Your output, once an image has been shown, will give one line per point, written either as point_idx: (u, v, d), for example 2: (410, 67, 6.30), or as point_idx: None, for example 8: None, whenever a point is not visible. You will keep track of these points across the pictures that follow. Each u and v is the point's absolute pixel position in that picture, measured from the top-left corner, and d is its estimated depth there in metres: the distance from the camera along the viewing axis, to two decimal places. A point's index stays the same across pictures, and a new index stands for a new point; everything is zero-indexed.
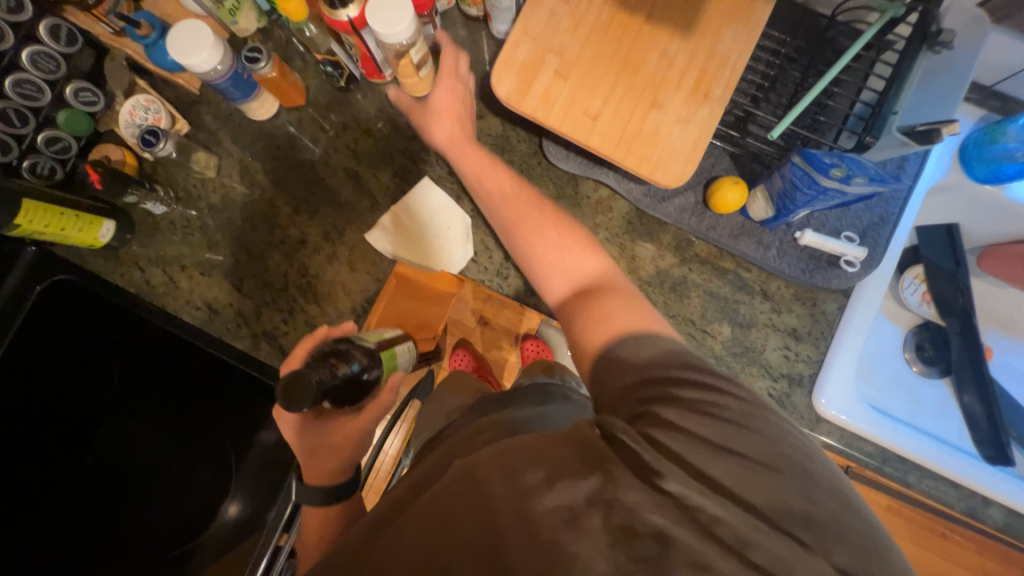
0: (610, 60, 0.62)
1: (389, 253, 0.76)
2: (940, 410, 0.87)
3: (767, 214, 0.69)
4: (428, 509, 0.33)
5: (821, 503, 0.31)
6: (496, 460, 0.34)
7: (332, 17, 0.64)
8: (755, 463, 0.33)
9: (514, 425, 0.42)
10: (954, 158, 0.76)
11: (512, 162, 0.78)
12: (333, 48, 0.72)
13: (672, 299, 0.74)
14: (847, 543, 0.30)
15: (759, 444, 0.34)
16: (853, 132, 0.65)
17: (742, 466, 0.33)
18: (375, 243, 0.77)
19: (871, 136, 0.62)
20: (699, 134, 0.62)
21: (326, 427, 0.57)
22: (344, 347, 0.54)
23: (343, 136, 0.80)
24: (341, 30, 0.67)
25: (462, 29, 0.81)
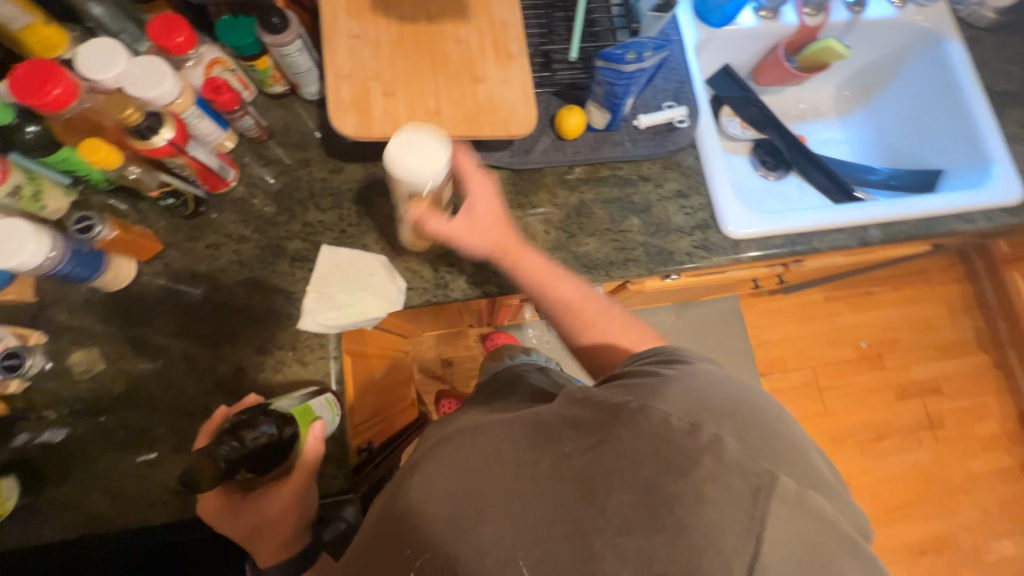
0: (420, 63, 0.70)
1: (330, 328, 0.75)
2: (802, 195, 1.09)
3: (607, 118, 0.81)
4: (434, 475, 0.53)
5: (742, 421, 0.48)
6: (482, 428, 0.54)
7: (149, 146, 0.63)
8: (693, 393, 0.51)
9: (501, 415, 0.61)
10: (697, 19, 0.97)
11: (391, 192, 0.82)
12: (164, 179, 0.70)
13: (584, 221, 0.83)
14: (751, 444, 0.47)
15: (709, 389, 0.51)
16: (624, 28, 0.80)
17: (681, 396, 0.50)
18: (314, 328, 0.74)
19: (635, 23, 0.78)
20: (523, 84, 0.72)
21: (260, 499, 0.65)
22: (249, 417, 0.65)
23: (221, 256, 0.77)
24: (165, 155, 0.65)
25: (276, 108, 0.83)
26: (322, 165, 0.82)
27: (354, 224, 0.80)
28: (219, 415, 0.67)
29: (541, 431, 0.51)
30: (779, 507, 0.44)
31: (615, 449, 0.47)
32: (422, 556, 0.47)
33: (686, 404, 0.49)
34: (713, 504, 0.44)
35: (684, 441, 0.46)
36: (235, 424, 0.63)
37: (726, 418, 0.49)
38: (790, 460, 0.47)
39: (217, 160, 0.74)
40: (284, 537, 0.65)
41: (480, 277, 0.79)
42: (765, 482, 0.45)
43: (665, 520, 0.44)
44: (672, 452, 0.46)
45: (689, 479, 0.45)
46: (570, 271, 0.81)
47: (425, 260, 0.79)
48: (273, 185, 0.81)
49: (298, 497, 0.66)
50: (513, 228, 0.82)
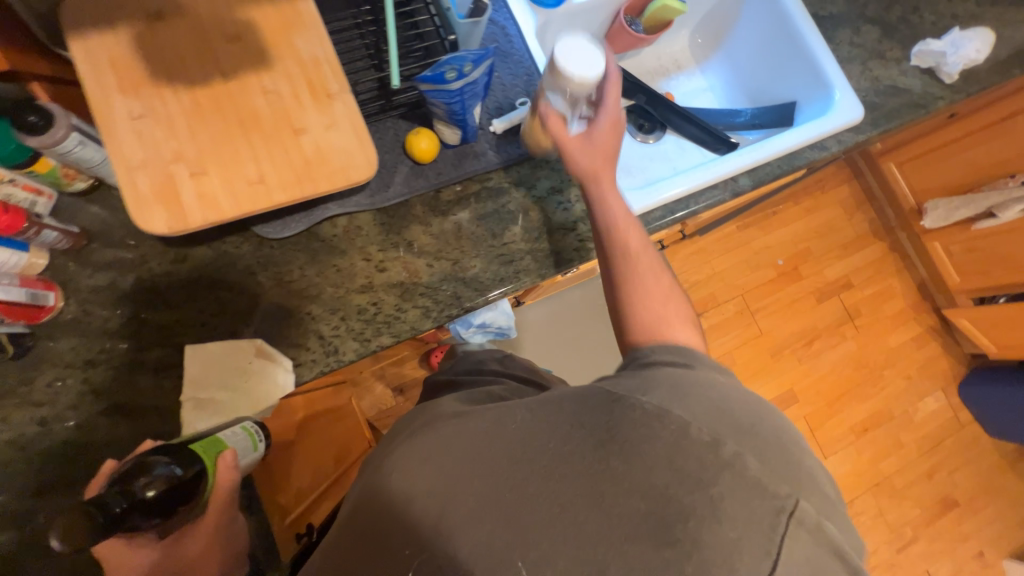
0: (228, 129, 0.62)
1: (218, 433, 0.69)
2: (681, 152, 1.12)
3: (458, 133, 0.77)
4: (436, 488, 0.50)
5: (767, 447, 0.51)
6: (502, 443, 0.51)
7: None
8: (723, 408, 0.53)
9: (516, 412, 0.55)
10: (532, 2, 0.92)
11: (250, 266, 0.74)
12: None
13: (465, 244, 0.80)
14: (774, 468, 0.49)
15: (739, 408, 0.53)
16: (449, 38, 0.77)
17: (713, 409, 0.52)
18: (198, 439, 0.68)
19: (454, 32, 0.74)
20: (351, 125, 0.66)
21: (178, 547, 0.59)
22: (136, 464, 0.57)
23: (69, 391, 0.68)
24: None
25: (89, 206, 0.73)
26: (162, 257, 0.73)
27: (218, 312, 0.73)
28: (106, 469, 0.60)
29: (563, 432, 0.50)
30: (796, 530, 0.46)
31: (630, 452, 0.48)
32: (422, 558, 0.48)
33: (705, 415, 0.51)
34: (729, 521, 0.46)
35: (705, 457, 0.47)
36: (120, 477, 0.56)
37: (742, 437, 0.51)
38: (807, 487, 0.50)
39: (25, 290, 0.64)
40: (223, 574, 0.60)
41: (371, 331, 0.75)
42: (785, 506, 0.47)
43: (677, 534, 0.45)
44: (696, 461, 0.47)
45: (712, 493, 0.46)
46: (463, 299, 0.78)
47: (306, 329, 0.74)
48: (110, 293, 0.72)
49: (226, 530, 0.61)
50: (392, 270, 0.78)
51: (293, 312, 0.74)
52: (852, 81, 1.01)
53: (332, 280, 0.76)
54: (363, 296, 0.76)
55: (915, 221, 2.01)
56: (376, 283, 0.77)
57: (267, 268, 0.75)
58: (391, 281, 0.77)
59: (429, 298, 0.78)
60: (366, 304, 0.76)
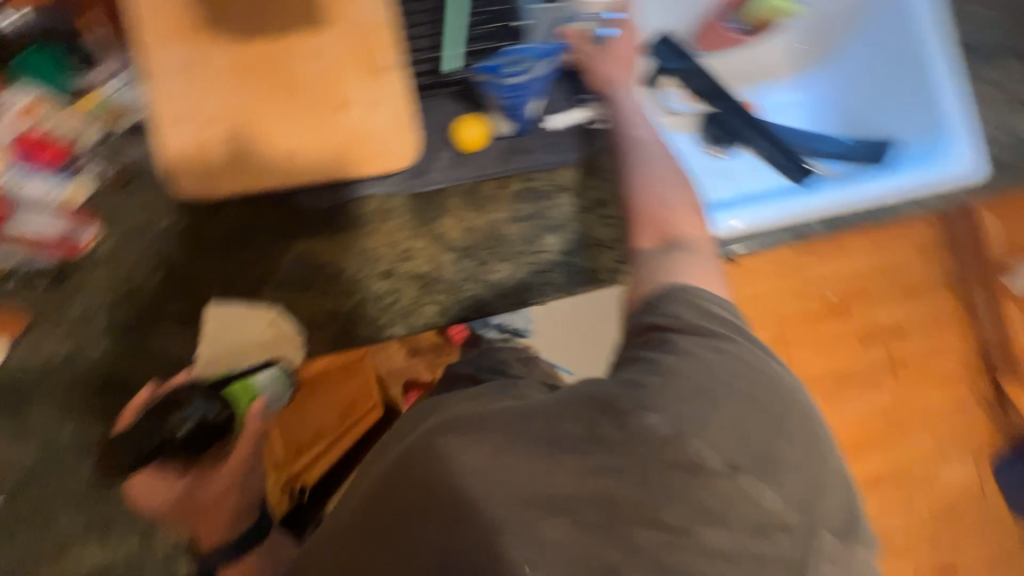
0: (271, 93, 0.60)
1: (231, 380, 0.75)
2: (752, 172, 0.99)
3: (511, 126, 0.72)
4: (428, 508, 0.45)
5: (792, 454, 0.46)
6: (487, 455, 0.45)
7: None
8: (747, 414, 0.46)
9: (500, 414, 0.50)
10: None
11: (275, 232, 0.72)
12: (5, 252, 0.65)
13: (495, 245, 0.77)
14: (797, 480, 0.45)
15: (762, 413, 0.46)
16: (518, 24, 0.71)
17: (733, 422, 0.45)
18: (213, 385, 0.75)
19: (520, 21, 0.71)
20: (395, 108, 0.62)
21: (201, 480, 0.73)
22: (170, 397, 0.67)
23: (102, 324, 0.72)
24: None
25: (131, 144, 0.72)
26: (197, 209, 0.73)
27: (243, 274, 0.74)
28: (144, 393, 0.70)
29: (553, 437, 0.45)
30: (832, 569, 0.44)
31: (641, 475, 0.43)
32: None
33: (726, 438, 0.44)
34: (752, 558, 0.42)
35: (720, 489, 0.43)
36: (156, 409, 0.67)
37: (775, 459, 0.45)
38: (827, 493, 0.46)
39: (64, 223, 0.66)
40: (232, 513, 0.74)
41: (386, 318, 0.74)
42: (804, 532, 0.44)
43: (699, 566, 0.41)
44: (724, 495, 0.43)
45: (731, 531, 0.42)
46: (482, 303, 0.77)
47: (323, 306, 0.74)
48: (137, 238, 0.71)
49: (242, 472, 0.74)
50: (416, 261, 0.75)
51: (315, 285, 0.74)
52: (971, 125, 0.87)
53: (357, 261, 0.75)
54: (383, 283, 0.74)
55: None
56: (398, 272, 0.75)
57: (293, 238, 0.73)
58: (413, 273, 0.75)
59: (448, 295, 0.76)
60: (385, 291, 0.74)
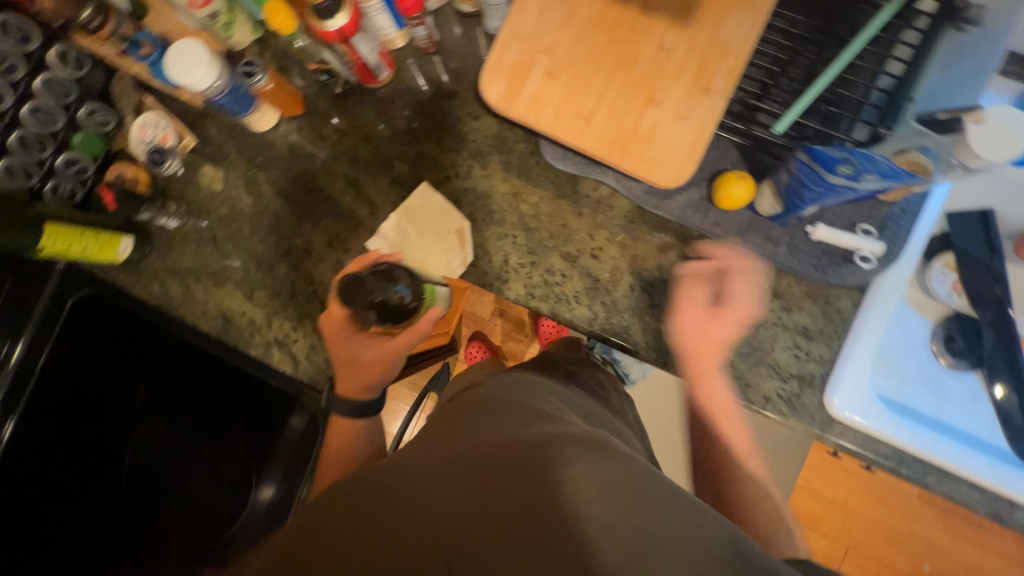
0: (603, 56, 0.60)
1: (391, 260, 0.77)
2: (969, 406, 0.83)
3: (775, 209, 0.67)
4: (505, 476, 0.37)
5: None
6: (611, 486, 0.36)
7: (322, 29, 0.64)
8: None
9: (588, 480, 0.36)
10: None
11: (510, 163, 0.77)
12: (326, 56, 0.75)
13: (676, 298, 0.72)
14: None
15: None
16: (868, 122, 0.62)
17: None
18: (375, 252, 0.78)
19: (886, 127, 0.58)
20: (697, 131, 0.60)
21: (361, 343, 0.61)
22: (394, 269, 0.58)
23: (342, 145, 0.81)
24: (332, 39, 0.67)
25: (456, 26, 0.79)
26: (464, 105, 0.79)
27: (460, 176, 0.78)
28: (372, 254, 0.63)
29: (661, 541, 0.33)
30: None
31: None
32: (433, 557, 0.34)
33: None
34: None
35: None
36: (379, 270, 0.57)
37: None
38: None
39: (377, 58, 0.73)
40: (369, 381, 0.62)
41: (540, 291, 0.75)
42: None
43: None
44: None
45: None
46: (628, 339, 0.72)
47: (501, 244, 0.76)
48: (413, 100, 0.80)
49: (390, 362, 0.61)
50: (599, 263, 0.74)
51: (506, 224, 0.76)
52: None
53: (552, 228, 0.75)
54: (560, 261, 0.75)
55: None
56: (579, 262, 0.74)
57: (519, 176, 0.76)
58: (590, 270, 0.74)
59: (604, 310, 0.74)
60: (558, 269, 0.75)
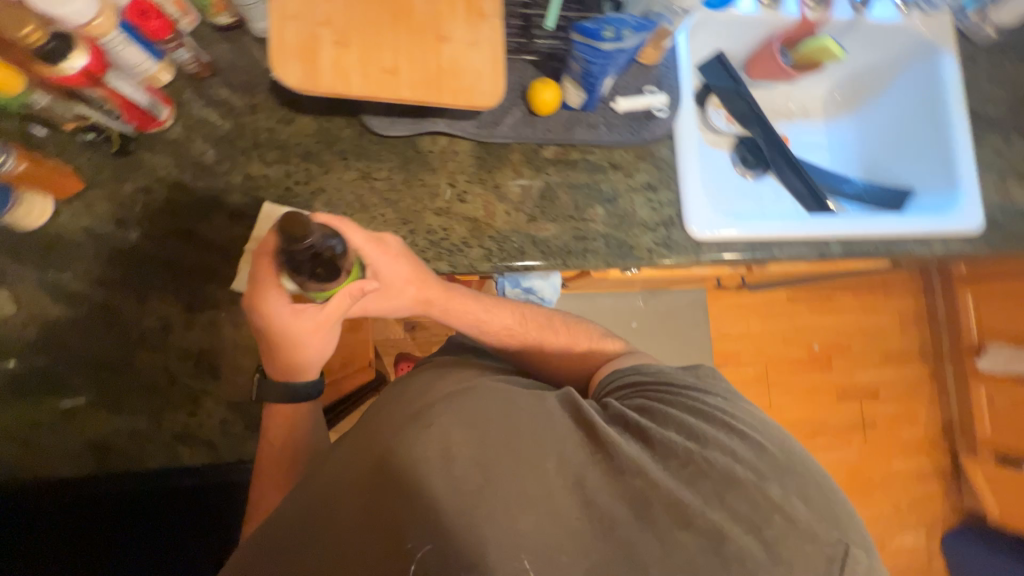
0: (381, 13, 0.63)
1: None
2: (776, 199, 1.08)
3: (582, 97, 0.77)
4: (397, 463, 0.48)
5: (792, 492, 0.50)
6: (467, 418, 0.51)
7: (59, 74, 0.57)
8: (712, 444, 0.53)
9: (467, 414, 0.51)
10: None
11: (345, 151, 0.76)
12: (82, 111, 0.64)
13: (547, 205, 0.80)
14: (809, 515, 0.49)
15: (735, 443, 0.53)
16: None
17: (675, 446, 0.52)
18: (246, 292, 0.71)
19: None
20: (492, 52, 0.66)
21: (284, 314, 0.60)
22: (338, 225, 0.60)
23: (150, 203, 0.71)
24: (79, 85, 0.59)
25: (222, 42, 0.75)
26: (270, 114, 0.75)
27: (301, 182, 0.74)
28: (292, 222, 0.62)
29: (529, 432, 0.51)
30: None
31: (644, 506, 0.47)
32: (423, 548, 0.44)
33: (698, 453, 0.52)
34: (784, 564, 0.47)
35: (737, 509, 0.48)
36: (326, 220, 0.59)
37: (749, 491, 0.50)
38: (849, 526, 0.50)
39: (148, 96, 0.67)
40: (282, 368, 0.65)
41: (432, 252, 0.76)
42: (838, 550, 0.48)
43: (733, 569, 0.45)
44: (685, 543, 0.46)
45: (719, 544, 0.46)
46: (526, 256, 0.78)
47: (375, 228, 0.75)
48: (212, 130, 0.74)
49: (314, 342, 0.63)
50: (471, 205, 0.78)
51: (369, 209, 0.75)
52: (981, 188, 0.95)
53: (414, 193, 0.77)
54: (436, 219, 0.77)
55: (968, 358, 1.91)
56: (453, 211, 0.77)
57: (359, 159, 0.76)
58: (466, 215, 0.77)
59: (494, 243, 0.78)
60: (437, 226, 0.77)
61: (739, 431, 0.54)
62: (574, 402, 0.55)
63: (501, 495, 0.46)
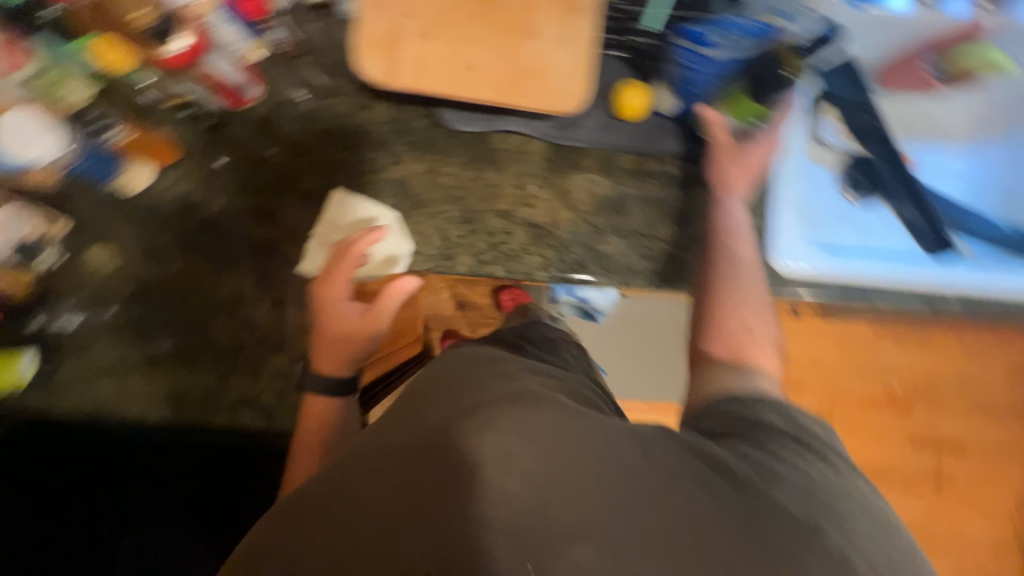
0: (469, 4, 0.59)
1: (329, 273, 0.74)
2: (886, 230, 0.92)
3: (676, 105, 0.71)
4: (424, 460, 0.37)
5: None
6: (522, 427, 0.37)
7: (169, 52, 0.62)
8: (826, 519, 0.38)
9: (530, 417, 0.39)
10: None
11: (417, 143, 0.75)
12: (187, 87, 0.70)
13: (616, 218, 0.75)
14: None
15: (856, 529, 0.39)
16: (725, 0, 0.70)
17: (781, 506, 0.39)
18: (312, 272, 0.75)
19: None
20: (581, 52, 0.62)
21: (348, 310, 0.68)
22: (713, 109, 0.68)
23: (235, 178, 0.75)
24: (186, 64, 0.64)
25: (312, 22, 0.75)
26: (350, 98, 0.75)
27: (373, 171, 0.75)
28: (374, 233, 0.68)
29: (601, 456, 0.37)
30: None
31: None
32: None
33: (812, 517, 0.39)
34: None
35: None
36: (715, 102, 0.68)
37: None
38: None
39: (241, 75, 0.70)
40: (349, 352, 0.68)
41: (489, 255, 0.75)
42: None
43: None
44: None
45: None
46: (585, 271, 0.74)
47: (437, 225, 0.75)
48: (295, 111, 0.75)
49: (363, 343, 0.68)
50: (536, 210, 0.75)
51: (433, 203, 0.75)
52: None
53: (480, 191, 0.75)
54: (498, 221, 0.75)
55: None
56: (516, 215, 0.74)
57: (429, 152, 0.74)
58: (530, 220, 0.74)
59: (555, 252, 0.75)
60: (498, 229, 0.74)
61: (850, 512, 0.40)
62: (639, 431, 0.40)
63: (537, 545, 0.32)
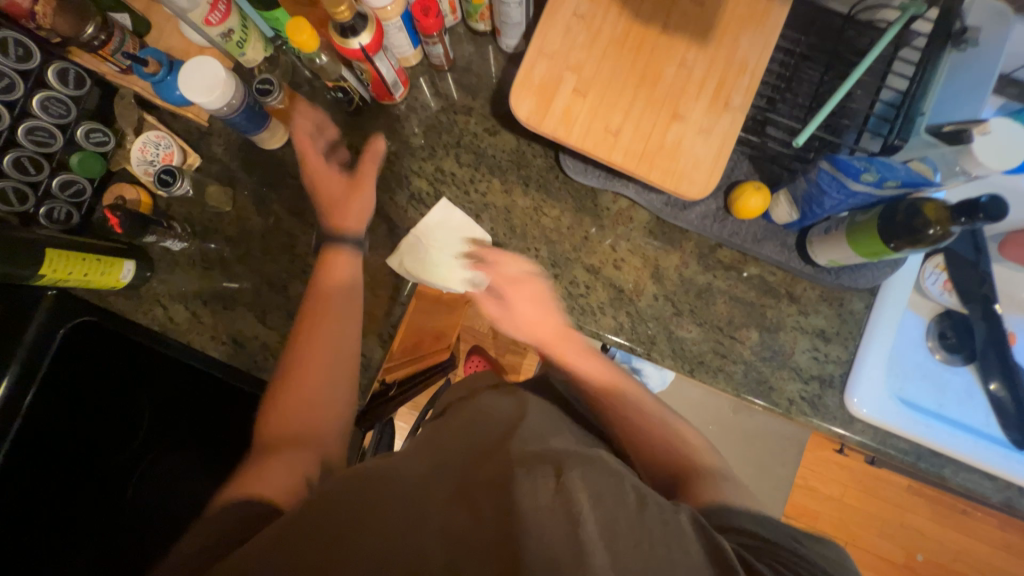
0: (628, 75, 0.62)
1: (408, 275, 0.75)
2: (966, 398, 0.88)
3: (792, 218, 0.69)
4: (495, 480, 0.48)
5: None
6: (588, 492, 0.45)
7: (343, 45, 0.63)
8: None
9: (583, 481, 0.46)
10: None
11: (529, 179, 0.77)
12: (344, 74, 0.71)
13: (699, 306, 0.74)
14: None
15: None
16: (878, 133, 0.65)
17: None
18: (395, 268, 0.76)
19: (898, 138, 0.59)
20: (721, 145, 0.62)
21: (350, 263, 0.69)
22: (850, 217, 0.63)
23: (357, 161, 0.79)
24: (353, 57, 0.66)
25: (468, 44, 0.80)
26: (481, 121, 0.79)
27: (480, 192, 0.78)
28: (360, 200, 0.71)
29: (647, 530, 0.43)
30: None
31: None
32: None
33: None
34: None
35: None
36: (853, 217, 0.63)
37: None
38: None
39: (393, 75, 0.72)
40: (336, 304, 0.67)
41: (565, 304, 0.75)
42: None
43: None
44: None
45: None
46: (654, 348, 0.73)
47: (525, 259, 0.76)
48: (428, 118, 0.80)
49: (351, 294, 0.68)
50: (623, 274, 0.75)
51: (527, 239, 0.76)
52: None
53: (575, 241, 0.76)
54: (584, 274, 0.75)
55: None
56: (602, 273, 0.75)
57: (539, 190, 0.77)
58: (614, 282, 0.75)
59: (629, 321, 0.74)
60: (582, 282, 0.75)
61: None
62: (699, 522, 0.44)
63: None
